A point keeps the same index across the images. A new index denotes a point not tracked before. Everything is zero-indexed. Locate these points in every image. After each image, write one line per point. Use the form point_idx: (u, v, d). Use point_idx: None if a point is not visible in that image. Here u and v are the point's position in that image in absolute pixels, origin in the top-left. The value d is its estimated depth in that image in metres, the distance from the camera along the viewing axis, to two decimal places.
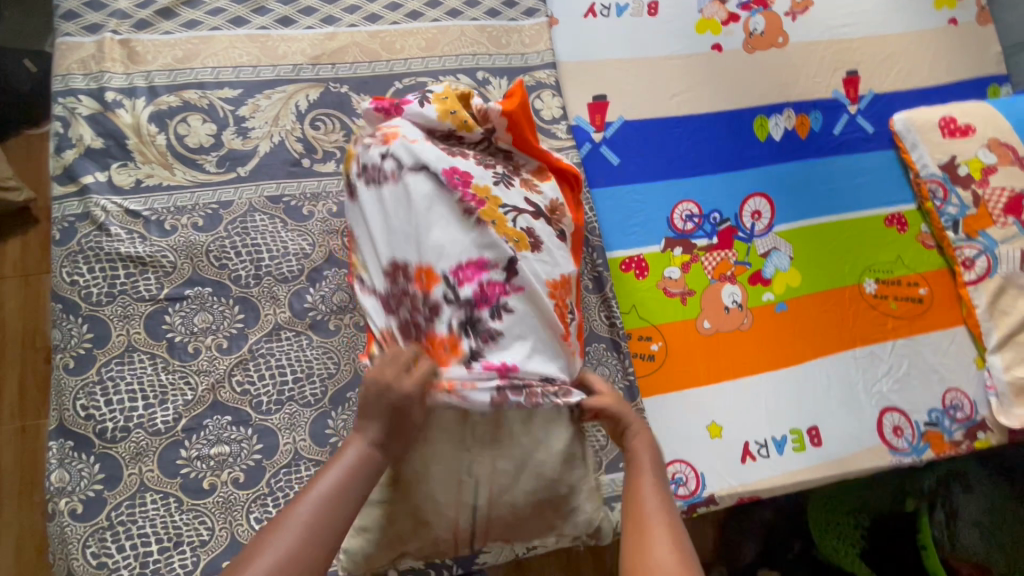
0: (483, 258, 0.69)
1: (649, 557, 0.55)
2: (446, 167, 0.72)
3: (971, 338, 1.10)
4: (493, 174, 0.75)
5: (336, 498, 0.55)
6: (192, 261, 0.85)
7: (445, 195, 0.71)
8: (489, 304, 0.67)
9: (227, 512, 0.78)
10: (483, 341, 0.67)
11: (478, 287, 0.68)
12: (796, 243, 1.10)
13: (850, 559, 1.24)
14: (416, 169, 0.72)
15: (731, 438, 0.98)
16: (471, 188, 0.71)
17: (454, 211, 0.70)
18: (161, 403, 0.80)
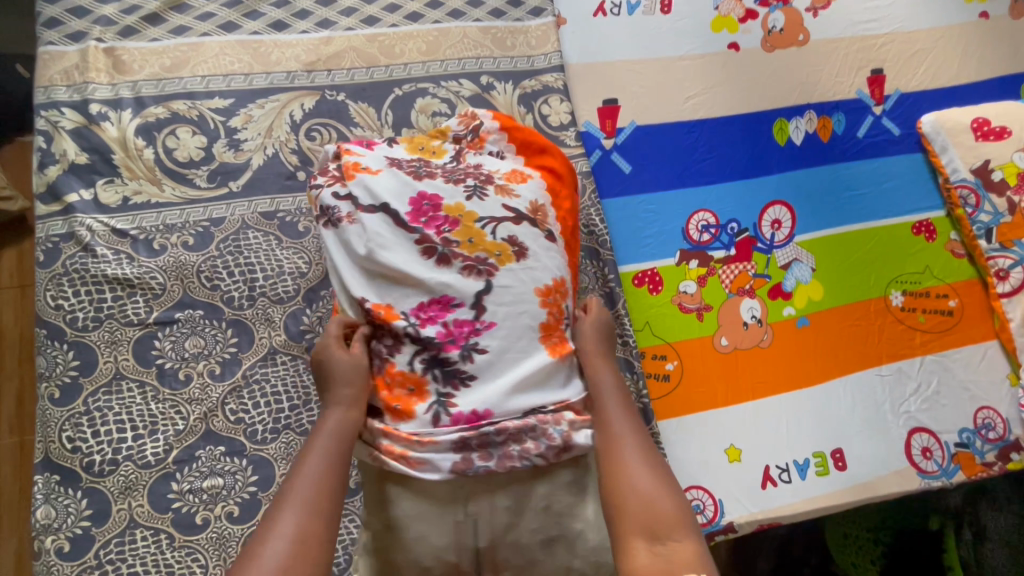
0: (449, 298, 0.64)
1: (625, 483, 0.57)
2: (412, 194, 0.69)
3: (1004, 353, 1.05)
4: (463, 188, 0.70)
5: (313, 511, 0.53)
6: (182, 282, 0.81)
7: (405, 225, 0.66)
8: (457, 347, 0.62)
9: (221, 548, 0.74)
10: (451, 384, 0.62)
11: (444, 327, 0.63)
12: (819, 254, 1.04)
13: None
14: (375, 201, 0.67)
15: (750, 462, 0.93)
16: (443, 210, 0.68)
17: (417, 246, 0.66)
18: (151, 434, 0.76)
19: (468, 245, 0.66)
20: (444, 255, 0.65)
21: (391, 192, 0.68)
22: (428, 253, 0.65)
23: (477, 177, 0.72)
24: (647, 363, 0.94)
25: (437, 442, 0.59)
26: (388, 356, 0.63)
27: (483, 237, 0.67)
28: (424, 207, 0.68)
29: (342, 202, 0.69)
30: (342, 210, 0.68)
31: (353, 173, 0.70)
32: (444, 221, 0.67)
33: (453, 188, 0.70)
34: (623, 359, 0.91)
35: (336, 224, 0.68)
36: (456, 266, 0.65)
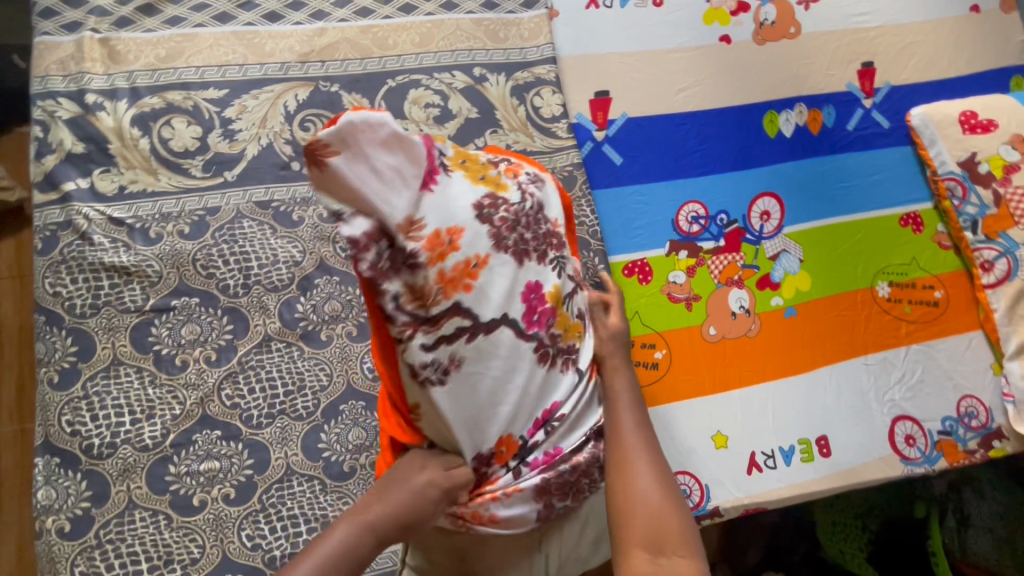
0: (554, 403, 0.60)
1: (635, 491, 0.57)
2: (523, 287, 0.58)
3: (988, 343, 1.06)
4: (553, 263, 0.61)
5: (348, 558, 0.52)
6: (179, 270, 0.82)
7: (522, 333, 0.58)
8: (541, 413, 0.60)
9: (218, 529, 0.76)
10: (527, 439, 0.60)
11: (545, 421, 0.60)
12: (807, 245, 1.06)
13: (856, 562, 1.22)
14: (497, 313, 0.56)
15: (737, 448, 0.95)
16: (549, 304, 0.60)
17: (535, 360, 0.59)
18: (149, 418, 0.78)
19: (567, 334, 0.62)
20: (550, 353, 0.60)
21: (506, 298, 0.56)
22: (544, 359, 0.59)
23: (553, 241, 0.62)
24: (637, 352, 0.96)
25: (524, 492, 0.58)
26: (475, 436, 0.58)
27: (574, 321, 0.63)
28: (535, 300, 0.59)
29: (441, 343, 0.53)
30: (444, 359, 0.53)
31: (469, 282, 0.54)
32: (551, 314, 0.60)
33: (546, 266, 0.60)
34: None
35: (438, 379, 0.54)
36: (559, 366, 0.61)
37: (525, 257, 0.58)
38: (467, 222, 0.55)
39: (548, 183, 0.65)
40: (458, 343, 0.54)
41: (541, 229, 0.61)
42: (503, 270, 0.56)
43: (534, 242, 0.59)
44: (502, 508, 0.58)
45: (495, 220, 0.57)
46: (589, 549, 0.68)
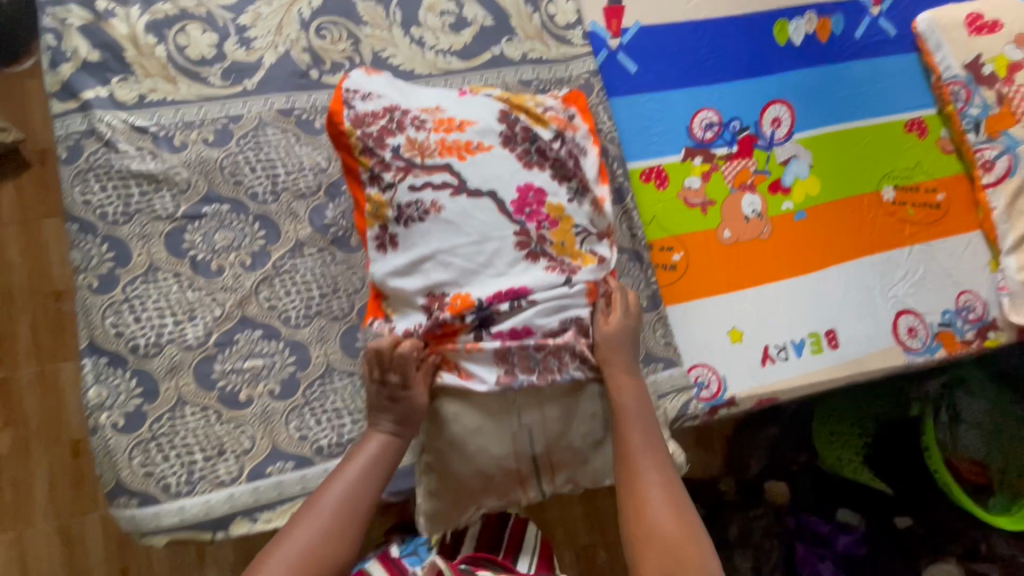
0: (518, 286, 0.69)
1: (648, 521, 0.65)
2: (520, 184, 0.72)
3: (986, 242, 1.11)
4: (566, 191, 0.74)
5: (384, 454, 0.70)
6: (207, 177, 0.83)
7: (509, 215, 0.70)
8: (507, 297, 0.68)
9: (266, 422, 0.80)
10: (489, 315, 0.68)
11: (504, 298, 0.68)
12: (817, 151, 1.08)
13: (851, 464, 1.38)
14: (482, 185, 0.70)
15: (752, 341, 0.99)
16: (546, 208, 0.72)
17: (514, 237, 0.70)
18: (190, 319, 0.80)
19: (562, 246, 0.72)
20: (535, 250, 0.70)
21: (495, 177, 0.71)
22: (522, 246, 0.70)
23: (572, 178, 0.76)
24: (656, 255, 0.99)
25: (482, 353, 0.68)
26: (441, 312, 0.68)
27: (574, 244, 0.72)
28: (530, 200, 0.71)
29: (426, 188, 0.69)
30: (426, 200, 0.68)
31: (465, 154, 0.71)
32: (545, 218, 0.71)
33: (557, 186, 0.74)
34: (632, 252, 0.97)
35: (418, 218, 0.69)
36: (542, 262, 0.70)
37: (535, 165, 0.74)
38: (482, 120, 0.74)
39: (589, 152, 0.82)
40: (441, 192, 0.69)
41: (568, 172, 0.76)
42: (504, 162, 0.72)
43: (552, 163, 0.75)
44: (462, 365, 0.70)
45: (516, 130, 0.75)
46: (588, 447, 0.75)
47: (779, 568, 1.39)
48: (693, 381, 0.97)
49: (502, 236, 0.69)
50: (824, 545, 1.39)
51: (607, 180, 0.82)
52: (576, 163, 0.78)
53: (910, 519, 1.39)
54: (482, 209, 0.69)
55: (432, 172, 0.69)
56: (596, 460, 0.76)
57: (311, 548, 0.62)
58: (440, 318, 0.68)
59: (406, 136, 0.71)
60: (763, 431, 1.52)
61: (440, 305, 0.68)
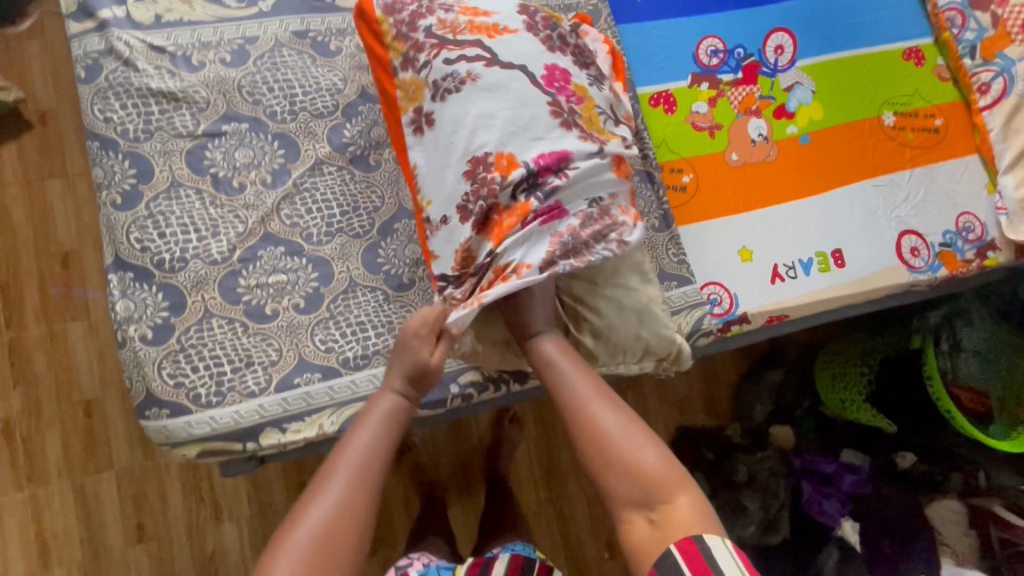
0: (562, 150, 0.73)
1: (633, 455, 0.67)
2: (549, 62, 0.77)
3: (984, 165, 1.14)
4: (586, 75, 0.79)
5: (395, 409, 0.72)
6: (225, 96, 0.84)
7: (540, 86, 0.75)
8: (551, 162, 0.72)
9: (292, 334, 0.81)
10: (534, 181, 0.72)
11: (551, 164, 0.72)
12: (819, 77, 1.11)
13: (858, 406, 1.40)
14: (514, 58, 0.75)
15: (761, 260, 1.02)
16: (572, 85, 0.76)
17: (547, 105, 0.74)
18: (214, 235, 0.81)
19: (590, 121, 0.76)
20: (567, 120, 0.74)
21: (525, 55, 0.75)
22: (556, 115, 0.74)
23: (589, 65, 0.81)
24: (666, 177, 1.02)
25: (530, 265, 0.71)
26: (487, 173, 0.72)
27: (601, 122, 0.77)
28: (557, 76, 0.76)
29: (461, 61, 0.74)
30: (461, 71, 0.73)
31: (493, 33, 0.76)
32: (574, 94, 0.76)
33: (579, 70, 0.79)
34: (644, 172, 0.99)
35: (454, 89, 0.73)
36: (575, 132, 0.74)
37: (558, 51, 0.79)
38: (504, 11, 0.79)
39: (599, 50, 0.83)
40: (475, 64, 0.73)
41: (586, 58, 0.81)
42: (531, 44, 0.77)
43: (572, 50, 0.80)
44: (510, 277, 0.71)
45: (536, 19, 0.79)
46: (614, 313, 0.84)
47: (788, 505, 1.40)
48: (706, 298, 0.99)
49: (537, 105, 0.73)
50: (830, 484, 1.42)
51: (621, 77, 0.85)
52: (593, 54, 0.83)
53: (913, 456, 1.42)
54: (515, 79, 0.74)
55: (465, 47, 0.74)
56: (619, 330, 0.84)
57: (327, 526, 0.61)
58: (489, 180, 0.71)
59: (438, 18, 0.76)
60: (768, 376, 1.57)
61: (485, 167, 0.72)
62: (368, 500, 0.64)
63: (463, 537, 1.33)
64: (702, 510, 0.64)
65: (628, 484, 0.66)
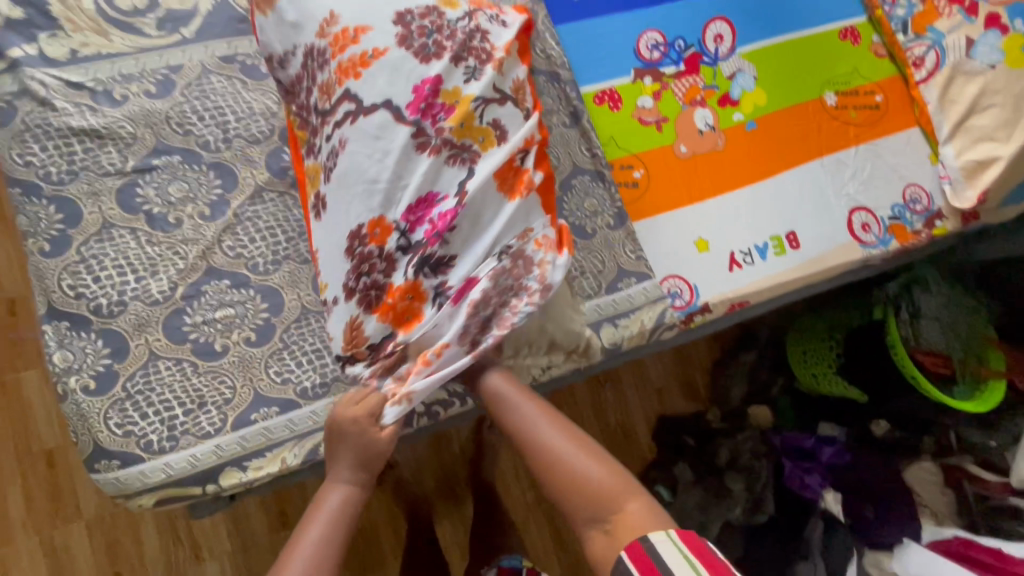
0: (432, 195, 0.74)
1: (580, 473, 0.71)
2: (412, 89, 0.73)
3: (924, 137, 1.16)
4: (461, 72, 0.75)
5: (348, 503, 0.71)
6: (154, 130, 0.81)
7: (404, 119, 0.73)
8: (422, 208, 0.73)
9: (245, 369, 0.79)
10: (405, 238, 0.72)
11: (429, 225, 0.72)
12: (760, 63, 1.12)
13: (829, 379, 1.43)
14: (377, 97, 0.72)
15: (718, 249, 1.02)
16: (440, 98, 0.74)
17: (413, 138, 0.73)
18: (153, 274, 0.78)
19: (462, 130, 0.74)
20: (436, 145, 0.73)
21: (389, 88, 0.73)
22: (423, 146, 0.73)
23: (474, 55, 0.77)
24: (617, 173, 1.01)
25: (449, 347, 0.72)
26: (365, 246, 0.72)
27: (473, 124, 0.75)
28: (426, 93, 0.73)
29: (335, 129, 0.73)
30: (335, 140, 0.73)
31: (360, 70, 0.73)
32: (441, 109, 0.74)
33: (453, 70, 0.75)
34: (594, 171, 1.00)
35: (333, 163, 0.73)
36: (444, 155, 0.74)
37: (433, 58, 0.75)
38: (377, 25, 0.74)
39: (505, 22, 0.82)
40: (344, 126, 0.73)
41: (471, 48, 0.77)
42: (403, 63, 0.74)
43: (450, 52, 0.75)
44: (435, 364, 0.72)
45: (411, 28, 0.75)
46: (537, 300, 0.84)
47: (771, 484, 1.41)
48: (667, 292, 0.99)
49: (399, 144, 0.72)
50: (809, 458, 1.43)
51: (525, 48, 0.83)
52: (483, 37, 0.78)
53: (887, 424, 1.44)
54: (378, 120, 0.72)
55: (337, 107, 0.73)
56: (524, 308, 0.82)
57: None
58: (382, 284, 0.72)
59: (318, 86, 0.75)
60: (742, 357, 1.61)
61: (362, 241, 0.72)
62: None
63: (452, 550, 1.32)
64: (651, 513, 0.68)
65: (581, 504, 0.70)
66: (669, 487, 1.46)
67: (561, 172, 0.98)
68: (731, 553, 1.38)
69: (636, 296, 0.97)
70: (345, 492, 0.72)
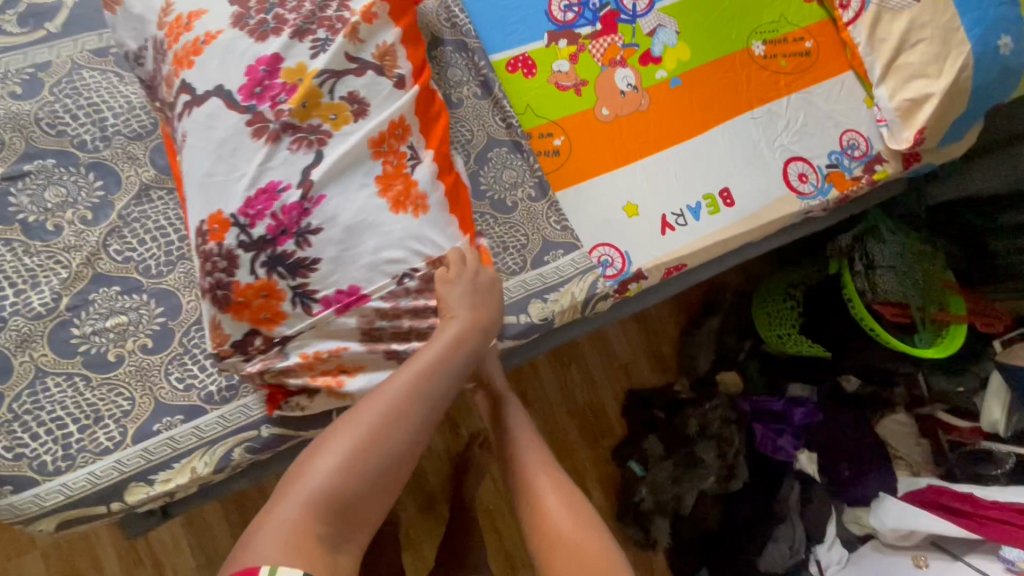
0: (273, 185, 0.67)
1: (556, 523, 0.67)
2: (248, 65, 0.68)
3: (858, 81, 1.13)
4: (309, 47, 0.71)
5: (460, 343, 0.68)
6: (22, 133, 0.76)
7: (238, 105, 0.67)
8: (266, 201, 0.66)
9: (144, 378, 0.74)
10: (244, 232, 0.65)
11: (273, 221, 0.66)
12: (682, 17, 1.07)
13: (794, 340, 1.38)
14: (209, 84, 0.68)
15: (649, 213, 0.98)
16: (280, 77, 0.69)
17: (250, 124, 0.67)
18: (34, 287, 0.73)
19: (306, 111, 0.70)
20: (279, 129, 0.68)
21: (222, 72, 0.68)
22: (263, 131, 0.67)
23: (325, 25, 0.72)
24: (536, 143, 0.97)
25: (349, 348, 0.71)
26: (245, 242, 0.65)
27: (320, 102, 0.70)
28: (260, 75, 0.68)
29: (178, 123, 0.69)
30: (177, 133, 0.69)
31: (193, 57, 0.69)
32: (282, 89, 0.69)
33: (298, 47, 0.70)
34: (511, 142, 0.96)
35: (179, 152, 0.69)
36: (291, 142, 0.68)
37: (273, 36, 0.70)
38: (212, 8, 0.71)
39: None
40: (183, 118, 0.68)
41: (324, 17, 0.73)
42: (236, 44, 0.69)
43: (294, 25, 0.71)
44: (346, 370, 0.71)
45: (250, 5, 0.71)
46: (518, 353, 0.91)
47: (743, 449, 1.36)
48: (597, 262, 0.95)
49: (232, 129, 0.66)
50: (780, 421, 1.39)
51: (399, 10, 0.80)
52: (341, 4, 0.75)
53: (856, 379, 1.42)
54: (209, 108, 0.67)
55: (179, 99, 0.69)
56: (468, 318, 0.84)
57: (354, 451, 0.57)
58: (226, 283, 0.65)
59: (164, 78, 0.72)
60: (706, 325, 1.55)
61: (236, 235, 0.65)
62: (405, 434, 0.60)
63: (422, 545, 1.28)
64: None
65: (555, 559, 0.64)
66: (640, 462, 1.44)
67: (474, 145, 0.94)
68: (708, 523, 1.35)
69: (566, 269, 0.92)
70: (462, 328, 0.69)
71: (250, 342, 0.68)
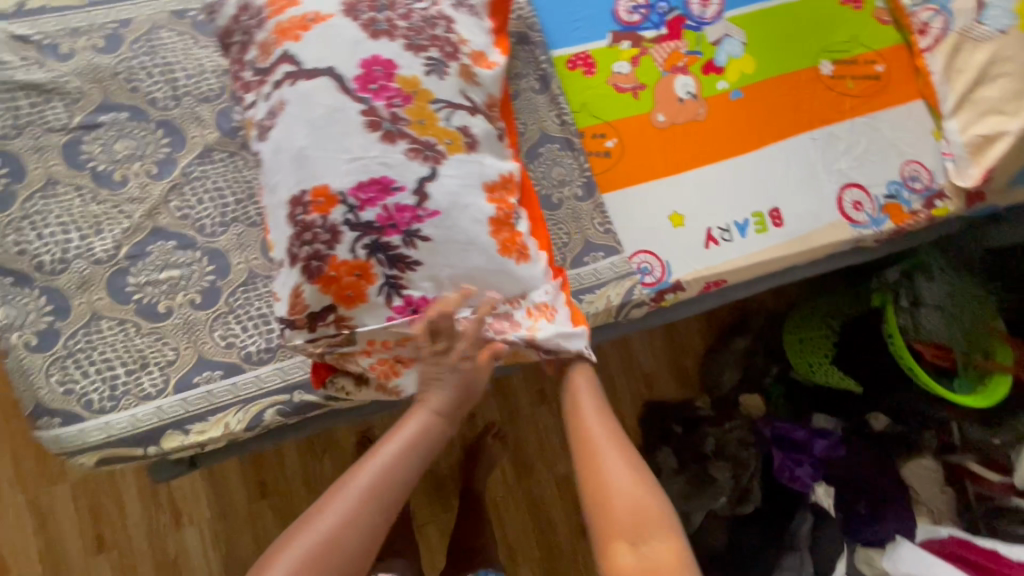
0: (388, 180, 0.65)
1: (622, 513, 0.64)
2: (366, 57, 0.67)
3: (928, 111, 1.08)
4: (421, 61, 0.69)
5: (427, 430, 0.66)
6: (101, 85, 0.79)
7: (352, 92, 0.66)
8: (375, 189, 0.64)
9: (189, 332, 0.77)
10: (353, 215, 0.64)
11: (384, 211, 0.65)
12: (750, 28, 1.05)
13: (826, 370, 1.35)
14: (319, 63, 0.66)
15: (695, 225, 0.97)
16: (396, 81, 0.67)
17: (362, 114, 0.65)
18: (97, 232, 0.77)
19: (422, 127, 0.67)
20: (389, 130, 0.66)
21: (327, 51, 0.66)
22: (374, 126, 0.65)
23: (438, 46, 0.71)
24: (588, 142, 0.97)
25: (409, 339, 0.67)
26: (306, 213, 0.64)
27: (436, 122, 0.68)
28: (376, 73, 0.67)
29: (274, 90, 0.68)
30: (273, 102, 0.68)
31: (300, 33, 0.68)
32: (396, 94, 0.67)
33: (411, 56, 0.69)
34: (563, 140, 0.95)
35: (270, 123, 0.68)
36: (400, 144, 0.66)
37: (385, 36, 0.69)
38: None
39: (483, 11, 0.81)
40: (283, 88, 0.67)
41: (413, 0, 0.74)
42: (343, 30, 0.68)
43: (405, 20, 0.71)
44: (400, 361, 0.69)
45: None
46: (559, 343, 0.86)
47: (758, 476, 1.34)
48: (636, 268, 0.94)
49: (332, 108, 0.65)
50: (802, 451, 1.33)
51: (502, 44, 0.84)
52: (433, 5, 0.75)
53: (885, 418, 1.34)
54: (318, 86, 0.65)
55: (276, 68, 0.68)
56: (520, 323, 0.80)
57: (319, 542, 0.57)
58: (323, 255, 0.63)
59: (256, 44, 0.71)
60: (735, 345, 1.52)
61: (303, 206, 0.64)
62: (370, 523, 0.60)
63: (427, 527, 1.30)
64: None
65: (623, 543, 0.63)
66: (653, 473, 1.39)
67: (527, 139, 0.94)
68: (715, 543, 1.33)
69: (604, 271, 0.92)
70: (433, 417, 0.66)
71: (327, 316, 0.66)
